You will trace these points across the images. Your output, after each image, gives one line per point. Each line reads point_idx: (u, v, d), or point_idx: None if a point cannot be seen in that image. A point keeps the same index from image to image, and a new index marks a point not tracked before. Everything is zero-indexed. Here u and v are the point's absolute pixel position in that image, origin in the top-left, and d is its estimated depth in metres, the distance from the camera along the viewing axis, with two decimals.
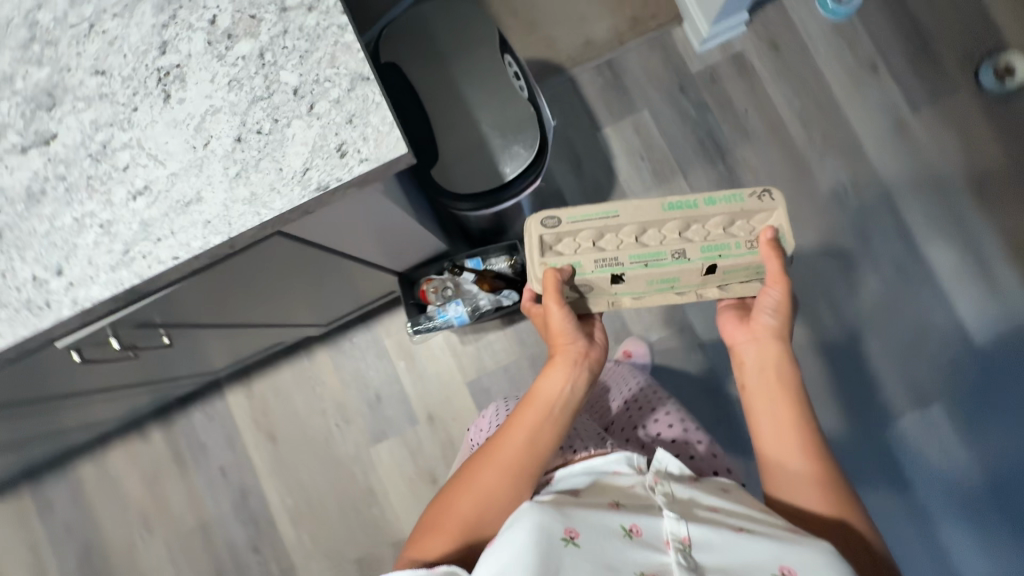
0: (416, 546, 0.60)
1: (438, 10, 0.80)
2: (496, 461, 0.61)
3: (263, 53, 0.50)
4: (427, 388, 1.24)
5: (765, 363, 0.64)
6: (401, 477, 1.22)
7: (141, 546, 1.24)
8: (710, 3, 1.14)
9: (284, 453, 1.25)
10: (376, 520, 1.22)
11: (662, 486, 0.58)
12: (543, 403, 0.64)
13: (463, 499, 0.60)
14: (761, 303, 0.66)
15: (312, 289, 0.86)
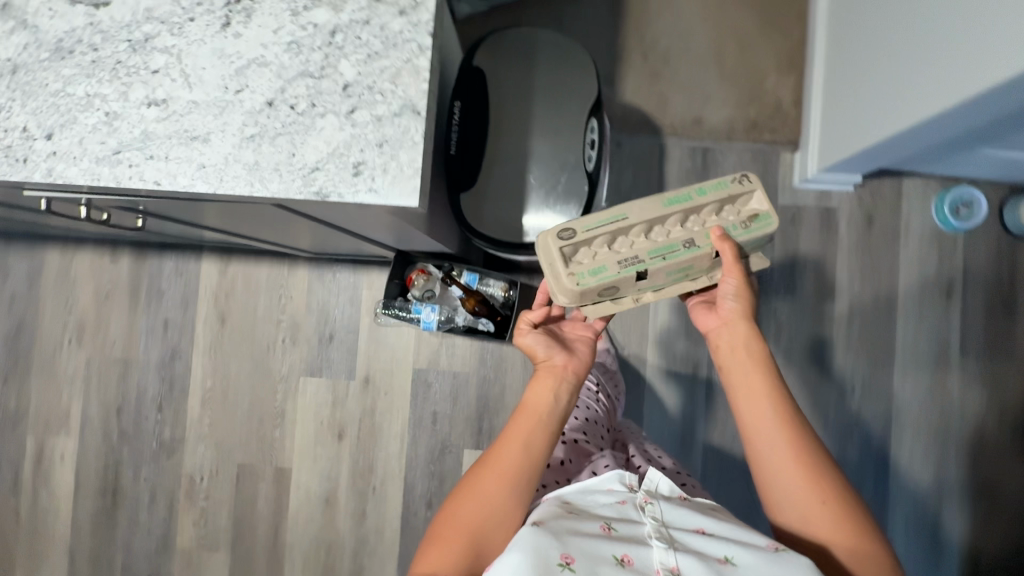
0: (420, 567, 0.59)
1: (554, 45, 0.76)
2: (496, 471, 0.64)
3: (334, 33, 0.47)
4: (378, 353, 1.24)
5: (739, 347, 0.67)
6: (314, 417, 1.24)
7: (67, 348, 1.28)
8: (832, 151, 1.07)
9: (225, 339, 1.27)
10: (272, 441, 1.24)
11: (652, 507, 0.59)
12: (537, 412, 0.67)
13: (466, 509, 0.62)
14: (721, 291, 0.70)
15: (310, 233, 0.85)
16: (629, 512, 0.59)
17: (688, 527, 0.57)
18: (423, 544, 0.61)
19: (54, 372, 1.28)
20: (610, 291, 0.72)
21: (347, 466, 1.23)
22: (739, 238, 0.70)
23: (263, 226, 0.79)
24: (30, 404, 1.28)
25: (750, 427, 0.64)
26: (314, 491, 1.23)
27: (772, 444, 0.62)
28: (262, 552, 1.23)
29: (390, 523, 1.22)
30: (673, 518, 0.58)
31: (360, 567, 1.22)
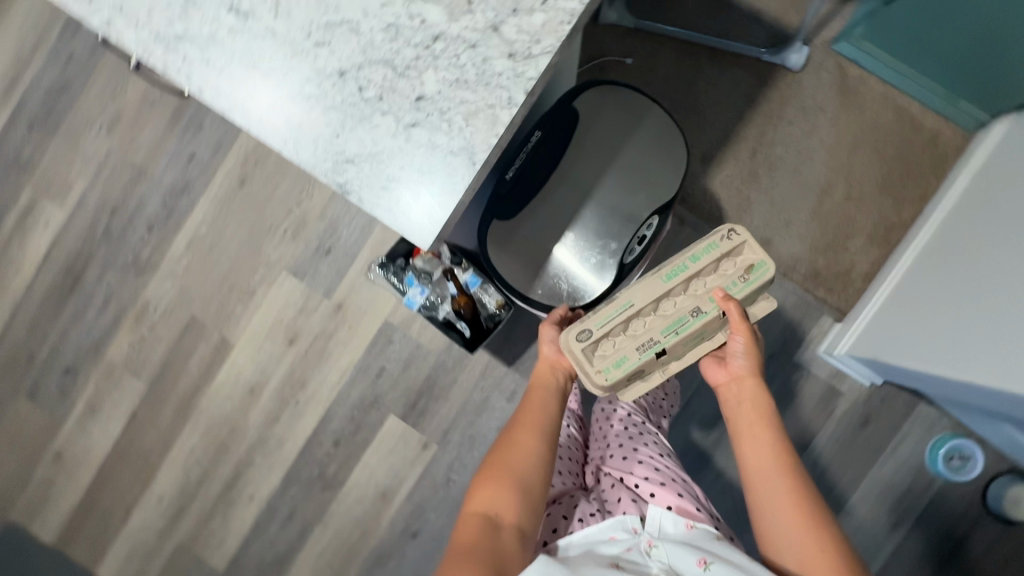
0: (475, 505, 0.65)
1: (654, 138, 0.83)
2: (524, 425, 0.72)
3: (436, 38, 0.45)
4: (361, 288, 1.24)
5: (750, 404, 0.71)
6: (278, 311, 1.27)
7: (96, 130, 1.29)
8: (869, 342, 1.03)
9: (235, 200, 1.26)
10: (233, 312, 1.28)
11: (656, 549, 0.63)
12: (543, 382, 0.77)
13: (507, 458, 0.68)
14: (731, 348, 0.71)
15: None
16: (636, 555, 0.63)
17: (690, 566, 0.60)
18: (471, 491, 0.66)
19: (75, 144, 1.30)
20: (637, 375, 0.71)
21: (283, 370, 1.28)
22: (742, 293, 0.68)
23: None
24: (41, 160, 1.32)
25: (755, 477, 0.67)
26: (244, 376, 1.29)
27: (772, 491, 0.65)
28: (175, 400, 1.31)
29: (295, 436, 1.28)
30: (674, 560, 0.61)
31: (249, 457, 1.30)
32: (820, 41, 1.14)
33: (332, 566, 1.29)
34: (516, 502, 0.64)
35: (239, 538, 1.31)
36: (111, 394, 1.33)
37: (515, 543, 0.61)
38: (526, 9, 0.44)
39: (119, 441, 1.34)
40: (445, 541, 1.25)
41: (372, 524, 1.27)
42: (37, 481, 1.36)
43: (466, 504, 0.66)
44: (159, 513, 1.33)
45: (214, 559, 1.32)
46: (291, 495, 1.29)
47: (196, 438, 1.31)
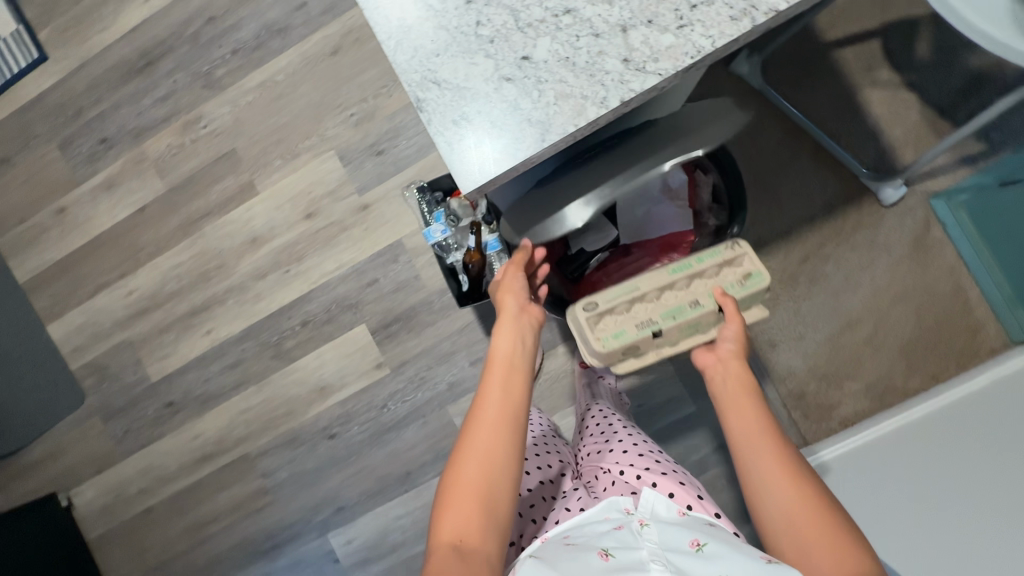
0: (443, 534, 0.57)
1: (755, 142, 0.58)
2: (482, 418, 0.62)
3: (566, 13, 0.45)
4: (393, 200, 1.27)
5: (735, 382, 0.67)
6: (311, 183, 1.30)
7: None
8: (855, 465, 1.00)
9: (321, 65, 1.29)
10: (271, 164, 1.32)
11: (647, 527, 0.62)
12: (507, 356, 0.66)
13: (466, 465, 0.60)
14: (720, 334, 0.72)
15: None
16: (625, 533, 0.61)
17: (683, 545, 0.58)
18: (437, 512, 0.59)
19: None
20: (631, 352, 0.76)
21: (290, 237, 1.31)
22: (738, 296, 0.74)
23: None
24: None
25: (741, 446, 0.62)
26: (252, 224, 1.33)
27: (758, 460, 0.60)
28: (183, 215, 1.35)
29: (271, 299, 1.32)
30: (665, 539, 0.59)
31: (223, 297, 1.34)
32: (921, 188, 1.11)
33: (247, 426, 1.35)
34: (486, 521, 0.58)
35: (181, 361, 1.37)
36: (130, 181, 1.37)
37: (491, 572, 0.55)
38: (661, 26, 0.44)
39: (118, 226, 1.38)
40: (355, 454, 1.30)
41: (298, 408, 1.32)
42: (33, 223, 1.42)
43: (432, 531, 0.58)
44: (123, 304, 1.39)
45: (151, 368, 1.38)
46: (243, 348, 1.34)
47: (185, 257, 1.35)
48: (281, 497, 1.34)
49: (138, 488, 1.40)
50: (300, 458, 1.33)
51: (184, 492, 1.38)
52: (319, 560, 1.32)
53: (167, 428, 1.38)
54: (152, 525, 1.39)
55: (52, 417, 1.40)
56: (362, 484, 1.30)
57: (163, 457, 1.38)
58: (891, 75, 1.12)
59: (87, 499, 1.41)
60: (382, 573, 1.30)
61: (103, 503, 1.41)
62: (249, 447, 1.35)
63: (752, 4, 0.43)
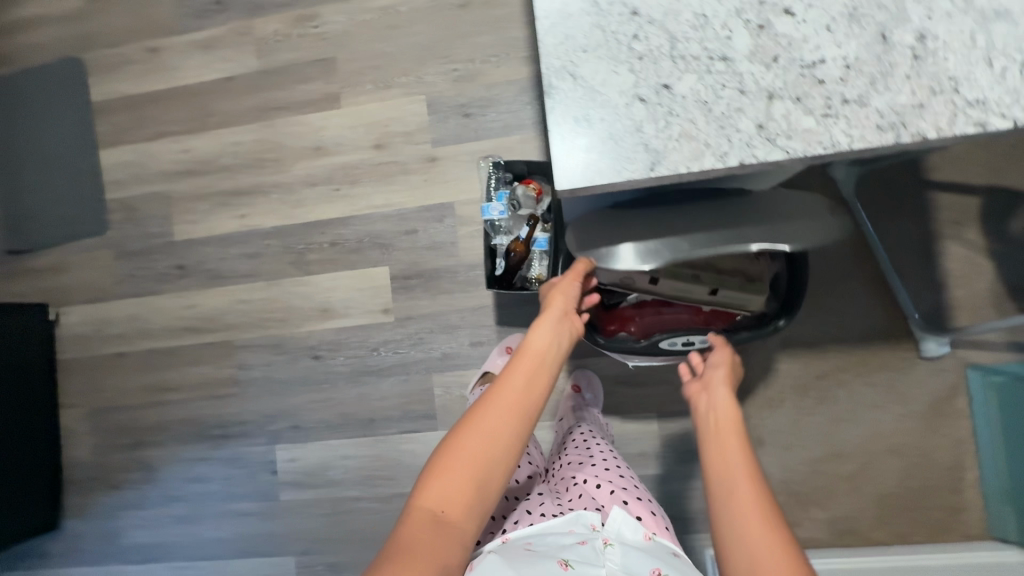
0: (424, 500, 0.60)
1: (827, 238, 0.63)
2: (497, 402, 0.65)
3: (722, 57, 0.43)
4: (461, 164, 1.29)
5: (722, 416, 0.69)
6: (392, 118, 1.32)
7: None
8: None
9: (445, 13, 1.30)
10: (363, 85, 1.33)
11: (611, 548, 0.66)
12: (539, 352, 0.68)
13: (467, 443, 0.62)
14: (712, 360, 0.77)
15: None
16: (589, 549, 0.65)
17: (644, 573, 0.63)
18: (425, 476, 0.62)
19: None
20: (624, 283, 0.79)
21: (351, 159, 1.33)
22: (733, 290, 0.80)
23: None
24: None
25: (717, 478, 0.63)
26: (322, 133, 1.34)
27: (728, 485, 0.61)
28: (262, 99, 1.37)
29: (311, 210, 1.34)
30: (628, 563, 0.64)
31: (267, 189, 1.36)
32: (961, 354, 1.09)
33: (242, 316, 1.36)
34: (469, 501, 0.60)
35: (206, 232, 1.39)
36: (226, 49, 1.39)
37: (459, 550, 0.58)
38: (807, 107, 0.42)
39: (199, 85, 1.40)
40: (329, 382, 1.32)
41: (295, 319, 1.34)
42: (125, 51, 1.44)
43: (417, 492, 0.61)
44: (175, 159, 1.41)
45: (176, 227, 1.40)
46: (267, 243, 1.35)
47: (248, 138, 1.37)
48: (246, 393, 1.35)
49: (121, 331, 1.42)
50: (277, 365, 1.34)
51: (160, 352, 1.40)
52: (257, 466, 1.34)
53: (169, 288, 1.40)
54: (119, 369, 1.42)
55: (73, 235, 1.43)
56: (325, 413, 1.32)
57: (154, 313, 1.41)
58: (976, 237, 1.10)
59: (72, 322, 1.44)
60: (310, 501, 1.31)
61: (83, 332, 1.44)
62: (235, 336, 1.37)
63: (904, 121, 0.41)
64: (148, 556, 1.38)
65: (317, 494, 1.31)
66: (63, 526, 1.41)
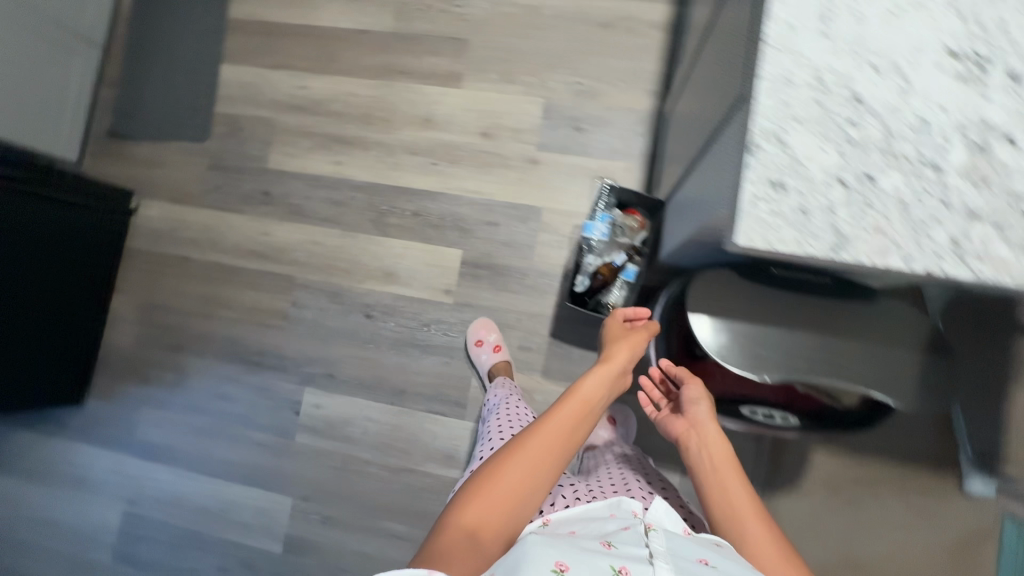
0: (462, 519, 0.66)
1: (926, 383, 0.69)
2: (541, 440, 0.73)
3: (933, 165, 0.44)
4: (559, 174, 1.31)
5: (710, 452, 0.78)
6: (506, 113, 1.34)
7: None
8: None
9: (586, 28, 1.33)
10: (489, 74, 1.36)
11: (655, 533, 0.65)
12: (581, 403, 0.79)
13: (509, 471, 0.70)
14: (691, 398, 0.82)
15: (693, 120, 0.86)
16: (630, 534, 0.65)
17: (692, 557, 0.61)
18: (465, 498, 0.68)
19: None
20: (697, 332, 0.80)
21: (457, 139, 1.36)
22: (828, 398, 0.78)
23: (694, 132, 0.84)
24: None
25: (720, 508, 0.72)
26: (437, 107, 1.37)
27: (732, 516, 0.71)
28: (389, 59, 1.40)
29: (404, 176, 1.37)
30: (674, 546, 0.63)
31: (370, 145, 1.39)
32: None
33: (308, 256, 1.39)
34: (502, 523, 0.66)
35: (299, 168, 1.42)
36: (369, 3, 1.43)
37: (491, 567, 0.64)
38: (1006, 235, 0.43)
39: (333, 30, 1.44)
40: (374, 343, 1.34)
41: (358, 274, 1.36)
42: None
43: (453, 513, 0.67)
44: (289, 91, 1.45)
45: (273, 156, 1.44)
46: (353, 195, 1.39)
47: (364, 92, 1.41)
48: (291, 330, 1.38)
49: (190, 237, 1.45)
50: (329, 312, 1.37)
51: (221, 268, 1.43)
52: (283, 402, 1.37)
53: (248, 210, 1.44)
54: (178, 273, 1.45)
55: (175, 136, 1.48)
56: (361, 371, 1.34)
57: (227, 230, 1.44)
58: None
59: (148, 216, 1.48)
60: (323, 449, 1.34)
61: (155, 228, 1.48)
62: (297, 274, 1.39)
63: None
64: (152, 457, 1.41)
65: (331, 445, 1.33)
66: (81, 405, 1.44)
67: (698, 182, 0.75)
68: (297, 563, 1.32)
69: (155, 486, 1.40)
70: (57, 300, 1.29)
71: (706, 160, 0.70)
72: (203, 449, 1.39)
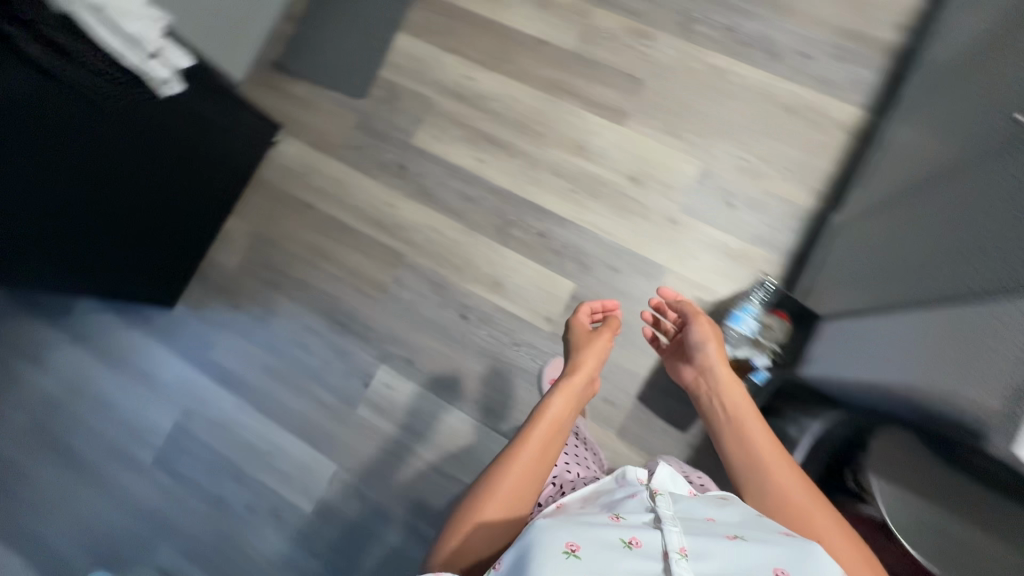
0: (463, 540, 0.73)
1: None
2: (522, 449, 0.81)
3: None
4: (697, 242, 1.27)
5: (723, 393, 0.92)
6: (663, 165, 1.32)
7: None
8: None
9: (769, 107, 1.29)
10: (657, 122, 1.33)
11: (661, 498, 0.67)
12: (554, 416, 0.88)
13: (498, 483, 0.77)
14: (701, 346, 0.99)
15: (885, 253, 0.86)
16: (637, 504, 0.68)
17: (698, 517, 0.64)
18: (462, 516, 0.75)
19: None
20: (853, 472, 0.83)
21: (606, 175, 1.34)
22: None
23: (882, 270, 0.84)
24: None
25: (736, 441, 0.86)
26: (596, 137, 1.36)
27: (747, 449, 0.83)
28: (562, 77, 1.40)
29: (541, 194, 1.36)
30: (681, 510, 0.66)
31: (518, 153, 1.39)
32: None
33: (425, 240, 1.40)
34: (497, 528, 0.73)
35: (442, 153, 1.43)
36: (559, 16, 1.42)
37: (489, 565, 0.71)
38: None
39: (516, 32, 1.44)
40: (462, 344, 1.34)
41: (467, 274, 1.36)
42: None
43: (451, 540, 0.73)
44: (456, 76, 1.46)
45: (420, 134, 1.45)
46: (486, 196, 1.38)
47: (529, 100, 1.40)
48: (386, 304, 1.39)
49: (319, 184, 1.48)
50: (427, 300, 1.37)
51: (338, 223, 1.45)
52: (357, 370, 1.38)
53: (380, 177, 1.45)
54: (297, 215, 1.48)
55: (335, 86, 1.51)
56: (442, 367, 1.34)
57: (355, 189, 1.46)
58: None
59: (285, 151, 1.52)
60: (382, 428, 1.34)
61: (289, 165, 1.51)
62: (407, 254, 1.40)
63: None
64: (219, 379, 1.44)
65: (389, 427, 1.34)
66: (170, 308, 1.49)
67: (883, 329, 0.77)
68: (321, 529, 1.33)
69: (213, 406, 1.43)
70: (179, 207, 1.34)
71: (906, 316, 0.72)
72: (268, 387, 1.42)
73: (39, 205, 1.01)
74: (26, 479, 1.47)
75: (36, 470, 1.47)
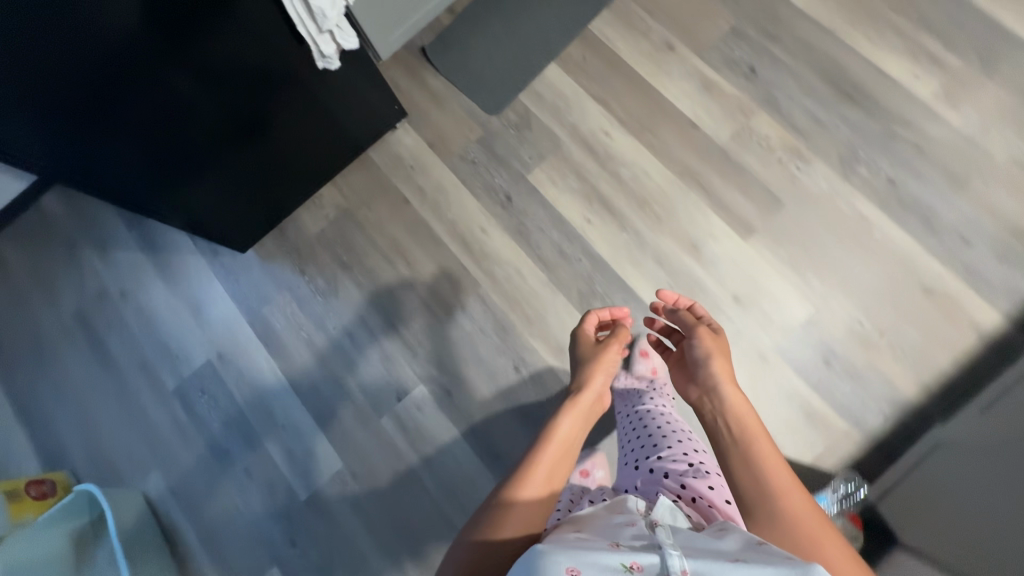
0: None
1: None
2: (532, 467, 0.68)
3: None
4: (781, 389, 1.19)
5: (729, 410, 0.77)
6: (773, 297, 1.24)
7: (1008, 154, 1.24)
8: None
9: (902, 279, 1.20)
10: (781, 251, 1.26)
11: (662, 527, 0.58)
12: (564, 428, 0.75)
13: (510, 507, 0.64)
14: (704, 364, 0.85)
15: (975, 505, 0.86)
16: (637, 530, 0.58)
17: (702, 542, 0.55)
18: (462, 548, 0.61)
19: (992, 130, 1.25)
20: None
21: (710, 284, 1.27)
22: None
23: (992, 538, 0.80)
24: (982, 92, 1.28)
25: (745, 460, 0.70)
26: (713, 242, 1.29)
27: (755, 471, 0.68)
28: (701, 168, 1.33)
29: (638, 277, 1.30)
30: (683, 536, 0.56)
31: (629, 227, 1.33)
32: None
33: (505, 278, 1.35)
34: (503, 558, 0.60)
35: (553, 198, 1.38)
36: (719, 105, 1.36)
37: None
38: None
39: (670, 105, 1.38)
40: (506, 395, 1.30)
41: (536, 328, 1.31)
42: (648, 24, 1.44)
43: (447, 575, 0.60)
44: (594, 127, 1.40)
45: (538, 171, 1.40)
46: (582, 258, 1.33)
47: (658, 179, 1.34)
48: (446, 326, 1.35)
49: (423, 183, 1.45)
50: (487, 339, 1.33)
51: (428, 228, 1.42)
52: (395, 379, 1.35)
53: (484, 198, 1.41)
54: (391, 205, 1.45)
55: (472, 94, 1.47)
56: (479, 410, 1.30)
57: (456, 201, 1.42)
58: None
59: (401, 139, 1.49)
60: (400, 446, 1.31)
61: (400, 153, 1.48)
62: (484, 285, 1.36)
63: None
64: (263, 335, 1.43)
65: (407, 449, 1.31)
66: (241, 253, 1.48)
67: None
68: (307, 520, 1.31)
69: (248, 359, 1.43)
70: (282, 163, 1.32)
71: None
72: (305, 361, 1.40)
73: (157, 99, 0.95)
74: (56, 364, 1.50)
75: (69, 359, 1.50)
